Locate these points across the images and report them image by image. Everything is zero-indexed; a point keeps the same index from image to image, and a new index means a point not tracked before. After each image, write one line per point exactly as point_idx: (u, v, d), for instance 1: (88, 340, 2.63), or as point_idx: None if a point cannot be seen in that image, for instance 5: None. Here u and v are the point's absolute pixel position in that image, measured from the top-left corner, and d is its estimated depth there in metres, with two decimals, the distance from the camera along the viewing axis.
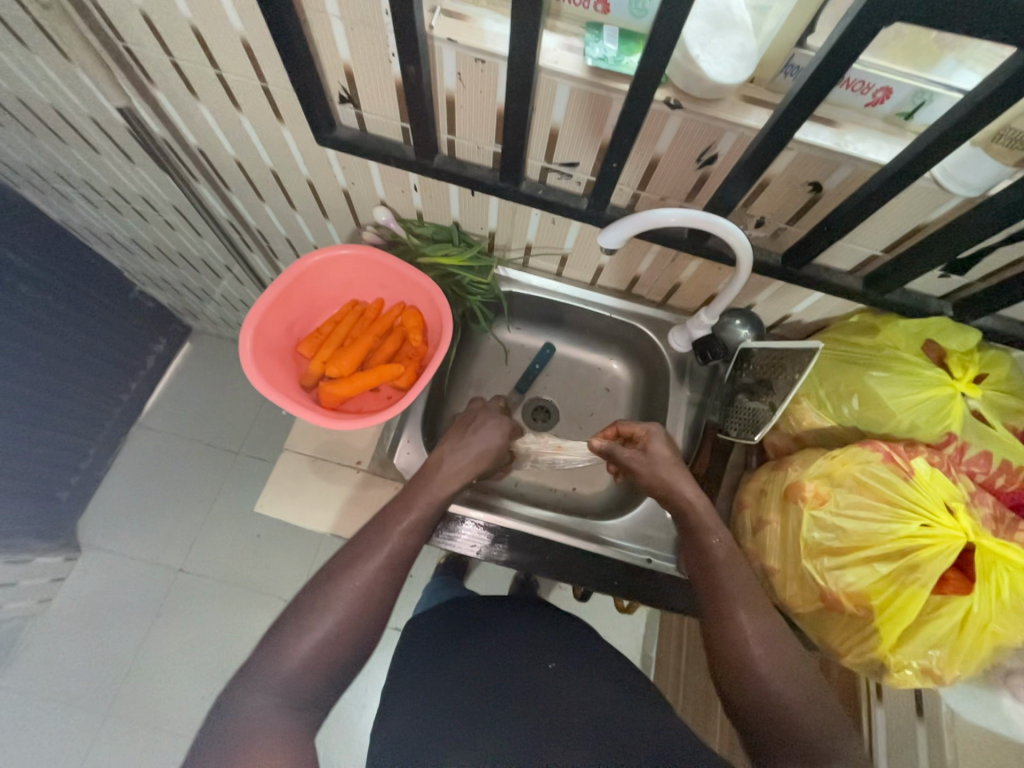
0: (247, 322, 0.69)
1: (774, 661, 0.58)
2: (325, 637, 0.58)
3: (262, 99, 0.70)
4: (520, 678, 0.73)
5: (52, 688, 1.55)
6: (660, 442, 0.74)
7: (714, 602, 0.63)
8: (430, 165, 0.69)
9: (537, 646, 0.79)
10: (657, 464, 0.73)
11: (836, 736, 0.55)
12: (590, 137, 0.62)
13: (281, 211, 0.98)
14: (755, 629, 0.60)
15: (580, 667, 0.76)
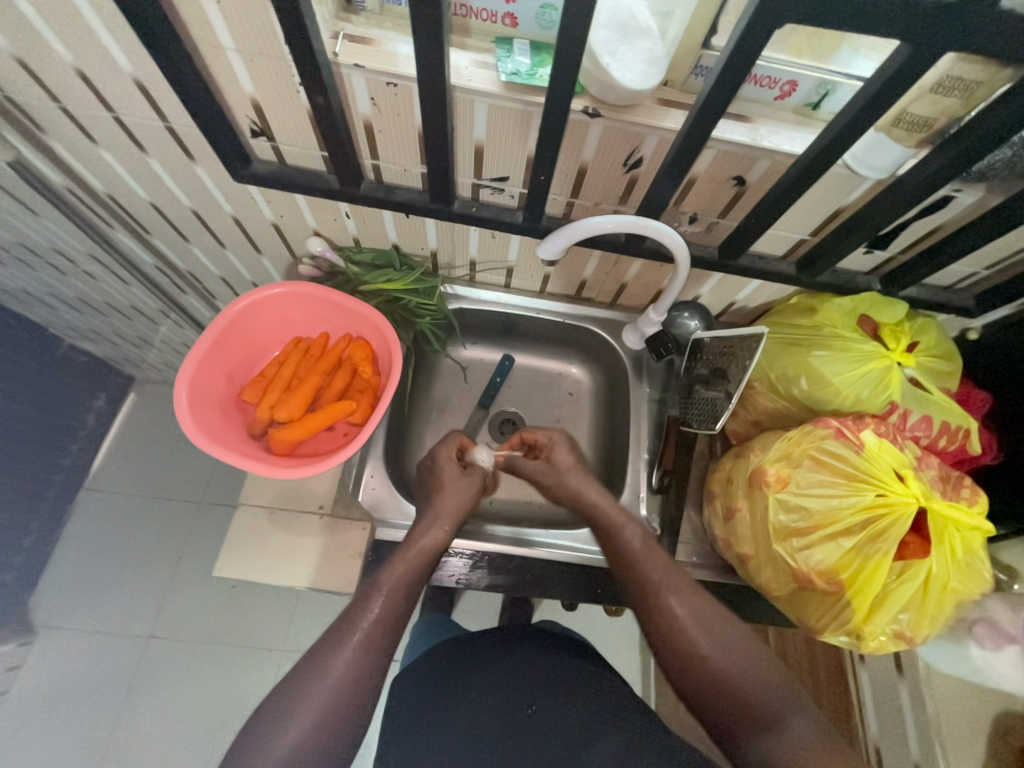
0: (181, 376, 0.65)
1: (711, 639, 0.60)
2: (303, 728, 0.52)
3: (168, 140, 0.66)
4: (502, 730, 0.69)
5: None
6: (563, 449, 0.79)
7: (650, 605, 0.64)
8: (357, 193, 0.67)
9: (516, 682, 0.75)
10: (561, 473, 0.78)
11: (785, 691, 0.58)
12: (515, 151, 0.61)
13: (210, 250, 0.94)
14: (696, 622, 0.62)
15: (561, 699, 0.72)
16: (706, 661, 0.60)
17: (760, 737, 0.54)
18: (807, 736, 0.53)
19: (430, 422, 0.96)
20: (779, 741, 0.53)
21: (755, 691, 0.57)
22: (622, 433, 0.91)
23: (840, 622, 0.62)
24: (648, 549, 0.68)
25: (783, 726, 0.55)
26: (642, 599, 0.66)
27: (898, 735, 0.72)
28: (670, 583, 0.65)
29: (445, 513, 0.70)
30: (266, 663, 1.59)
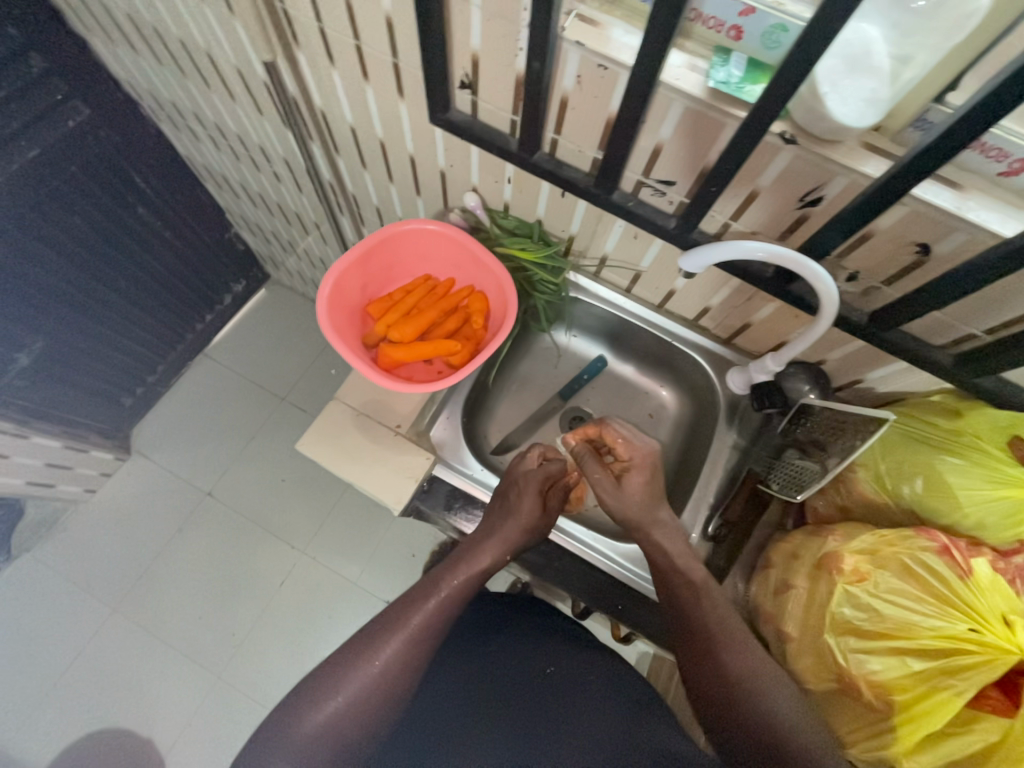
0: (330, 272, 0.73)
1: (760, 693, 0.58)
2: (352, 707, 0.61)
3: (390, 74, 0.75)
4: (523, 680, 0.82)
5: (77, 571, 1.69)
6: (640, 476, 0.72)
7: (698, 648, 0.63)
8: (528, 160, 0.71)
9: (536, 646, 0.87)
10: (630, 500, 0.71)
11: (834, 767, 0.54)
12: (693, 158, 0.62)
13: (379, 181, 1.04)
14: (751, 694, 0.59)
15: (574, 667, 0.84)
16: (746, 711, 0.58)
17: None
18: None
19: (510, 392, 0.99)
20: None
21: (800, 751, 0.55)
22: (691, 470, 0.88)
23: (876, 743, 0.56)
24: (706, 602, 0.65)
25: None
26: (691, 640, 0.64)
27: None
28: (728, 642, 0.62)
29: (495, 530, 0.71)
30: (286, 556, 1.74)
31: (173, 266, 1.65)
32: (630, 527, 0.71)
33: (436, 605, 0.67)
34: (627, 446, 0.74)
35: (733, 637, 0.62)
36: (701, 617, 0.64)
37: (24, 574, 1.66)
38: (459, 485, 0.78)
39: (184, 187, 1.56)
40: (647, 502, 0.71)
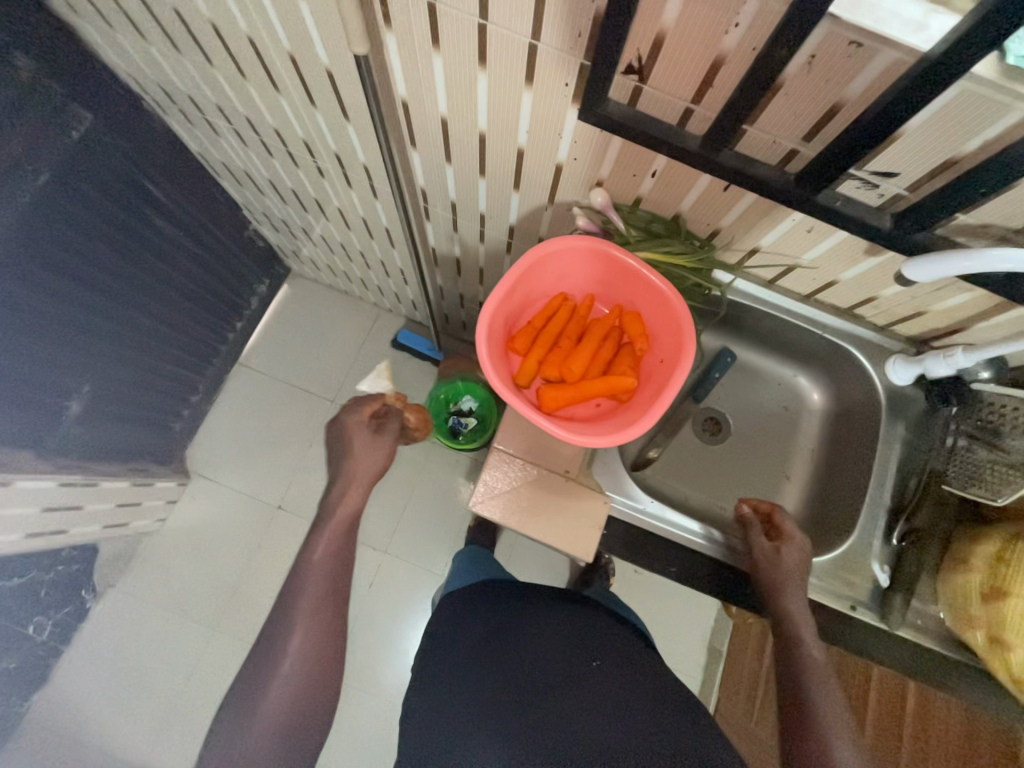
0: (484, 314, 0.64)
1: None
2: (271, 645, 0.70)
3: (521, 59, 0.61)
4: (562, 665, 0.76)
5: (167, 597, 1.69)
6: (797, 554, 0.70)
7: (804, 727, 0.62)
8: (708, 158, 0.60)
9: (575, 640, 0.82)
10: (782, 570, 0.70)
11: None
12: (938, 149, 0.51)
13: (464, 177, 0.91)
14: None
15: (621, 663, 0.79)
16: None
17: None
18: None
19: None
20: None
21: None
22: (850, 467, 0.85)
23: None
24: (822, 697, 0.63)
25: None
26: (797, 715, 0.63)
27: None
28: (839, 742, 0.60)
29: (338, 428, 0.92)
30: None
31: (198, 276, 1.50)
32: (771, 588, 0.70)
33: (337, 531, 0.80)
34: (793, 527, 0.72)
35: (843, 733, 0.61)
36: (821, 710, 0.63)
37: (115, 608, 1.66)
38: (632, 523, 0.74)
39: (199, 188, 1.38)
40: (801, 578, 0.70)
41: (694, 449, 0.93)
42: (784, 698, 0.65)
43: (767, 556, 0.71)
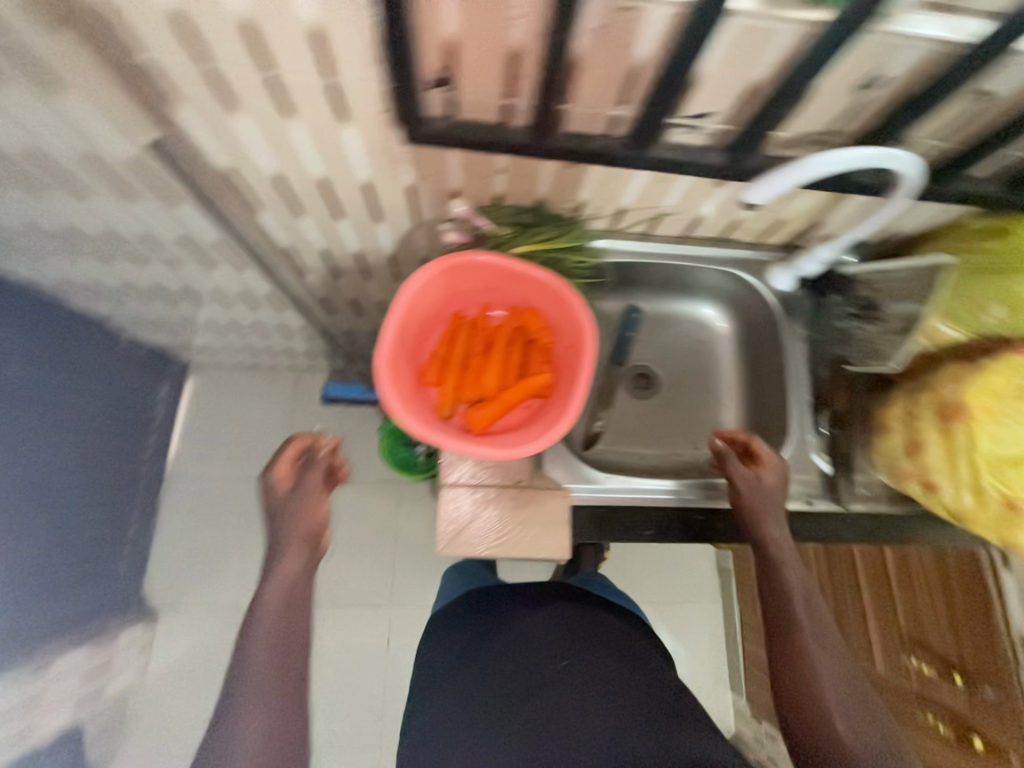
0: (382, 361, 0.62)
1: (836, 692, 0.62)
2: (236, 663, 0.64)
3: (326, 99, 0.59)
4: (531, 673, 0.79)
5: (179, 735, 1.56)
6: (775, 478, 0.74)
7: (785, 636, 0.66)
8: (542, 146, 0.60)
9: (545, 639, 0.83)
10: (761, 492, 0.74)
11: None
12: (738, 81, 0.54)
13: (324, 225, 0.87)
14: (821, 700, 0.62)
15: (587, 654, 0.80)
16: (820, 702, 0.62)
17: None
18: None
19: None
20: None
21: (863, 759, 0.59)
22: (771, 376, 0.90)
23: None
24: (811, 628, 0.66)
25: None
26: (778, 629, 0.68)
27: None
28: (823, 662, 0.64)
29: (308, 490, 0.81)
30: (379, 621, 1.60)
31: (94, 404, 1.34)
32: (752, 512, 0.73)
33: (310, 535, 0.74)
34: (768, 455, 0.75)
35: (826, 647, 0.65)
36: (812, 641, 0.65)
37: None
38: (597, 503, 0.77)
39: None
40: (780, 499, 0.74)
41: (634, 408, 0.96)
42: (772, 634, 0.68)
43: (753, 494, 0.74)
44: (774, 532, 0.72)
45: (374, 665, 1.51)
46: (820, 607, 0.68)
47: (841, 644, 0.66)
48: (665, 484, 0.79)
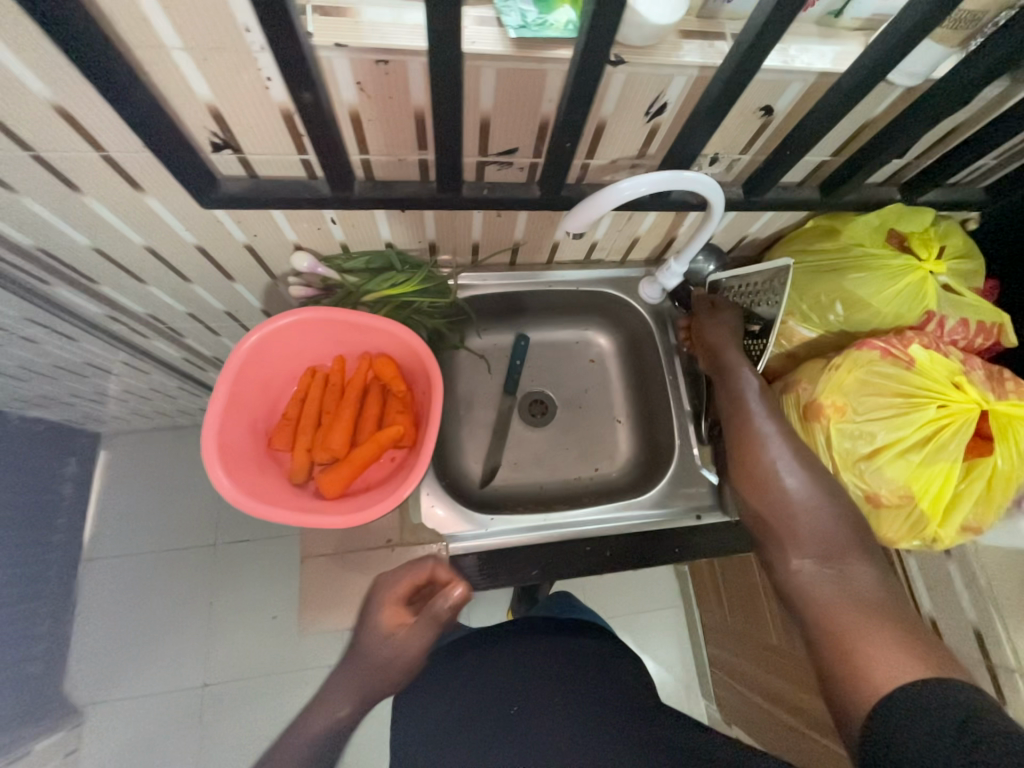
0: (206, 438, 0.57)
1: (803, 494, 0.62)
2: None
3: (109, 171, 0.55)
4: (490, 727, 0.65)
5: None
6: (721, 325, 0.75)
7: (738, 447, 0.67)
8: (350, 197, 0.58)
9: (505, 678, 0.70)
10: (707, 337, 0.76)
11: (854, 557, 0.58)
12: (528, 118, 0.54)
13: (175, 288, 0.82)
14: (781, 496, 0.62)
15: (546, 687, 0.68)
16: (785, 508, 0.62)
17: (809, 562, 0.59)
18: (862, 580, 0.57)
19: (461, 419, 0.91)
20: (828, 579, 0.57)
21: (820, 539, 0.60)
22: (656, 389, 0.89)
23: (915, 531, 0.63)
24: (775, 439, 0.65)
25: (846, 571, 0.57)
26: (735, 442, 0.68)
27: (953, 606, 0.79)
28: (799, 484, 0.62)
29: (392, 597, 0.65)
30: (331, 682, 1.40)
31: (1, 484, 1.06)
32: (712, 347, 0.75)
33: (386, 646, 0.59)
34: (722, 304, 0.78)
35: (793, 459, 0.63)
36: (781, 464, 0.63)
37: None
38: (479, 552, 0.73)
39: None
40: (734, 336, 0.75)
41: (531, 437, 0.93)
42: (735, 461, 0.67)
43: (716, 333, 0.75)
44: (728, 367, 0.72)
45: None
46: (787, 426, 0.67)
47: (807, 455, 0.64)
48: (548, 520, 0.77)
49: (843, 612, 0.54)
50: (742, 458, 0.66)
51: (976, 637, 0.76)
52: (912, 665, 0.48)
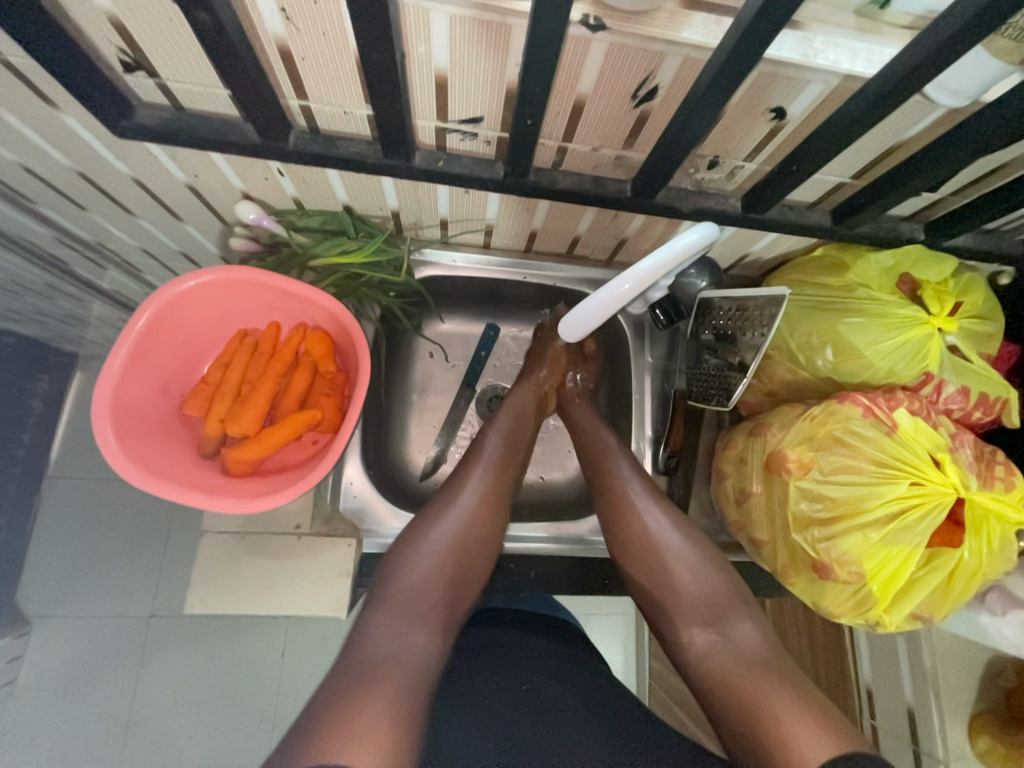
0: (98, 397, 0.52)
1: (679, 555, 0.64)
2: (467, 522, 0.64)
3: (12, 79, 0.48)
4: (500, 711, 0.63)
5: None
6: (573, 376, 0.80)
7: (610, 494, 0.69)
8: (285, 150, 0.51)
9: (519, 654, 0.72)
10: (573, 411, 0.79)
11: (734, 611, 0.60)
12: (492, 83, 0.45)
13: (120, 221, 0.76)
14: (649, 545, 0.66)
15: (557, 679, 0.69)
16: (665, 565, 0.64)
17: (700, 633, 0.60)
18: (749, 640, 0.58)
19: (412, 406, 0.85)
20: (718, 640, 0.58)
21: (698, 595, 0.62)
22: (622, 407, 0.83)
23: (858, 610, 0.58)
24: (643, 498, 0.68)
25: (729, 629, 0.59)
26: (610, 500, 0.69)
27: (891, 678, 0.75)
28: (667, 538, 0.65)
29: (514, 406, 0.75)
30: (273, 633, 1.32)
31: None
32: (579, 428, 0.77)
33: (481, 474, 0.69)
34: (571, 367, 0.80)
35: (649, 492, 0.68)
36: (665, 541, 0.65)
37: None
38: None
39: None
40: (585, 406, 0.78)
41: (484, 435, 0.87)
42: (627, 557, 0.67)
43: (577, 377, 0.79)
44: (603, 448, 0.73)
45: (261, 676, 1.26)
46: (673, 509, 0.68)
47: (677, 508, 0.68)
48: None
49: (737, 679, 0.55)
50: (615, 522, 0.68)
51: (908, 716, 0.73)
52: (824, 738, 0.48)
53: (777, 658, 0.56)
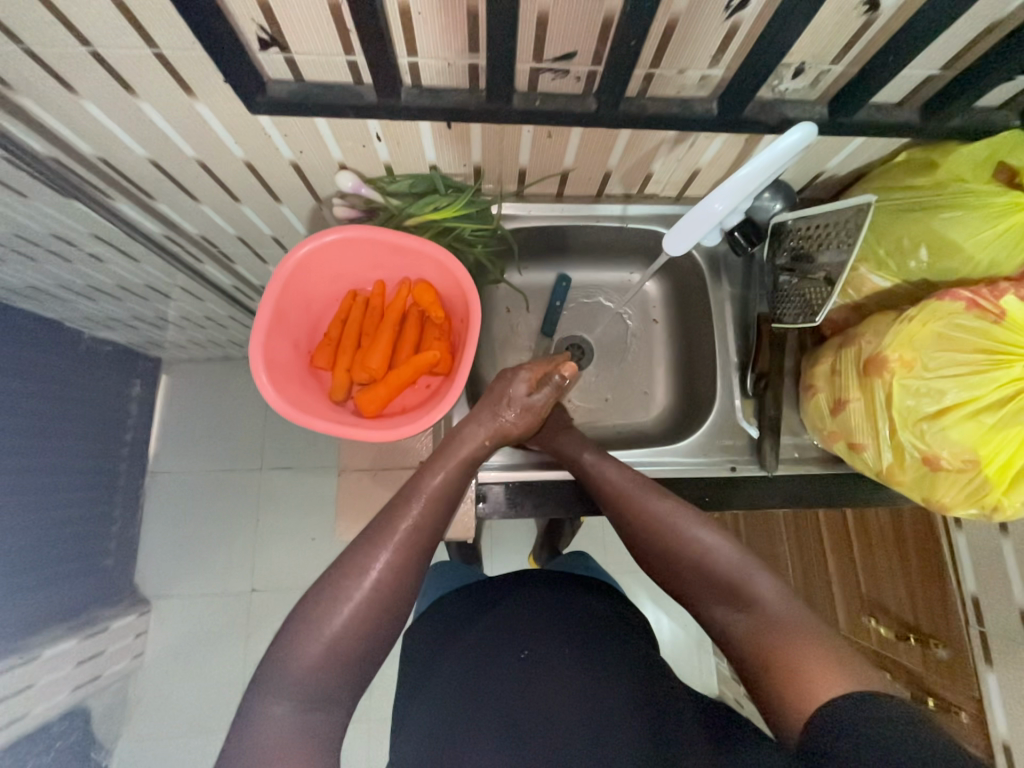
0: (254, 350, 0.60)
1: (679, 536, 0.61)
2: (360, 609, 0.52)
3: (161, 71, 0.55)
4: (485, 686, 0.64)
5: (181, 735, 1.29)
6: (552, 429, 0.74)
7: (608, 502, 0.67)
8: (397, 107, 0.56)
9: (516, 621, 0.70)
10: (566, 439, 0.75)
11: (746, 576, 0.56)
12: (590, 13, 0.48)
13: (224, 210, 0.83)
14: (651, 540, 0.62)
15: (561, 642, 0.66)
16: (675, 553, 0.60)
17: (719, 611, 0.57)
18: (764, 605, 0.54)
19: (496, 359, 0.90)
20: (739, 612, 0.55)
21: (706, 571, 0.58)
22: (701, 339, 0.85)
23: (974, 499, 0.59)
24: (642, 499, 0.64)
25: (745, 600, 0.55)
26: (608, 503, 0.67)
27: (1000, 586, 0.75)
28: (667, 529, 0.61)
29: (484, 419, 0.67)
30: None
31: (65, 396, 1.13)
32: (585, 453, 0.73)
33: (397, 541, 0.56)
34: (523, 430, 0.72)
35: (646, 491, 0.65)
36: (674, 531, 0.61)
37: None
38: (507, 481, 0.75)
39: None
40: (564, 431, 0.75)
41: (566, 383, 0.91)
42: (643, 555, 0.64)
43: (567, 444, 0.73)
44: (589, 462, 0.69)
45: None
46: (673, 500, 0.64)
47: (669, 498, 0.64)
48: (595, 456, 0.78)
49: (768, 647, 0.52)
50: (622, 524, 0.65)
51: (1021, 618, 0.73)
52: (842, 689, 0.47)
53: (801, 617, 0.53)
